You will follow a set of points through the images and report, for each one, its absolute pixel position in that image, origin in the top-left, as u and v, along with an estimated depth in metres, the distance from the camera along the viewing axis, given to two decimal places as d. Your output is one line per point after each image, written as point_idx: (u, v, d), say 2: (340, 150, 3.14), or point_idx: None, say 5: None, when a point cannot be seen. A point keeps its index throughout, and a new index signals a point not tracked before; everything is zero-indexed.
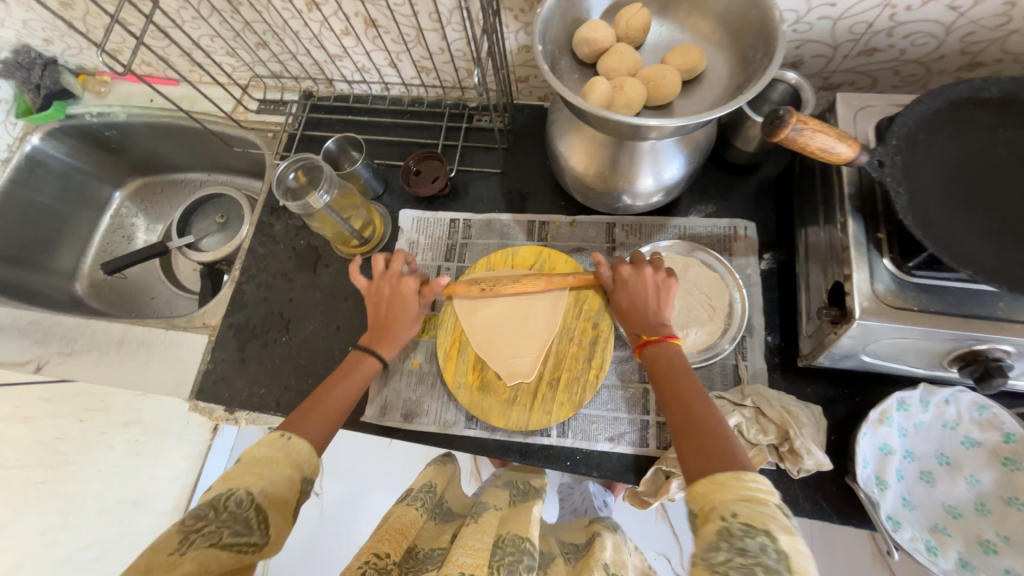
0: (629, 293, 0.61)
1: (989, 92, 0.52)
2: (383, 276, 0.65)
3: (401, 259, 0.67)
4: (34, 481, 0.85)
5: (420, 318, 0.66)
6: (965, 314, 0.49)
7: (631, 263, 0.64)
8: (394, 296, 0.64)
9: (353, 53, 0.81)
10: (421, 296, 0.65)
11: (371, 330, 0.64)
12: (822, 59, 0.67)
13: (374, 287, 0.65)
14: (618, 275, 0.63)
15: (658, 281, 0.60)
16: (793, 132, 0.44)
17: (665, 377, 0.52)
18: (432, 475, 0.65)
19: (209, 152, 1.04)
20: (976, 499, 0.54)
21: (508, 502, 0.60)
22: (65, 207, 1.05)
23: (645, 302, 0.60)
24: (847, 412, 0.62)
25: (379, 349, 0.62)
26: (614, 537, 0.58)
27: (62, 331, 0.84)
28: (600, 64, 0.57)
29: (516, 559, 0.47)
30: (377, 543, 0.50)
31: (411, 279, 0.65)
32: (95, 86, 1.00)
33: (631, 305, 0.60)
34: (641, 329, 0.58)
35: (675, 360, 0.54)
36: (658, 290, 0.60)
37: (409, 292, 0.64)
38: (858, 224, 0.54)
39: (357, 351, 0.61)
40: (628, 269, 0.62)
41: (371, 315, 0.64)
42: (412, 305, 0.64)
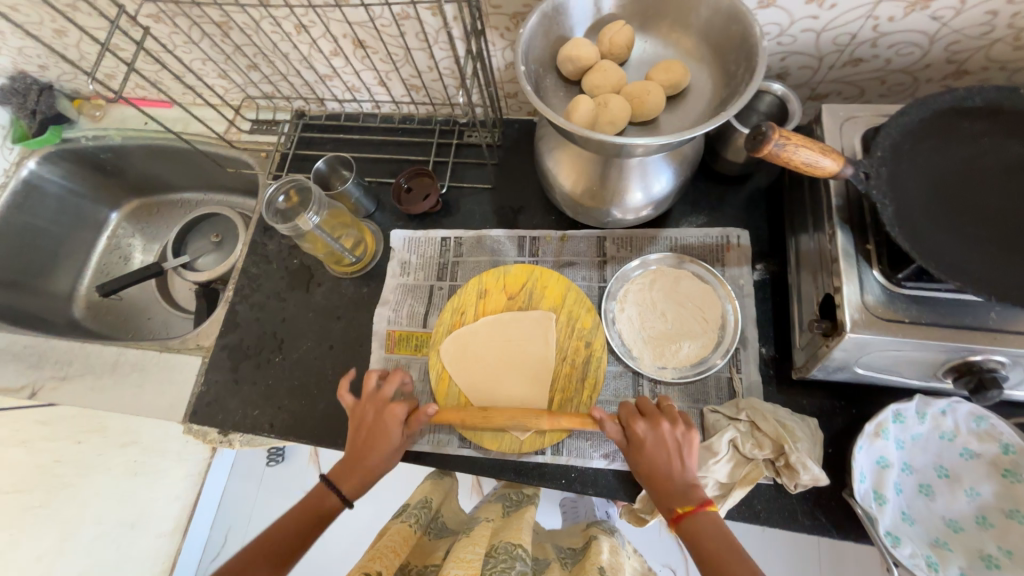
0: (649, 454, 0.53)
1: (974, 101, 0.52)
2: (373, 398, 0.61)
3: (396, 381, 0.62)
4: (31, 505, 0.87)
5: (403, 448, 0.60)
6: (957, 325, 0.49)
7: (642, 414, 0.56)
8: (377, 423, 0.59)
9: (343, 73, 0.82)
10: (404, 424, 0.60)
11: (341, 463, 0.58)
12: (807, 70, 0.67)
13: (356, 412, 0.61)
14: (627, 432, 0.56)
15: (670, 442, 0.53)
16: (776, 148, 0.44)
17: (699, 528, 0.48)
18: (427, 491, 0.65)
19: (204, 172, 1.04)
20: (977, 512, 0.53)
21: (500, 513, 0.62)
22: (61, 230, 1.05)
23: (666, 466, 0.52)
24: (843, 424, 0.61)
25: (345, 486, 0.57)
26: (610, 540, 0.58)
27: (57, 354, 0.84)
28: (584, 82, 0.57)
29: (508, 565, 0.48)
30: (369, 562, 0.49)
31: (399, 405, 0.60)
32: (90, 110, 1.01)
33: (651, 467, 0.53)
34: (671, 487, 0.51)
35: (715, 534, 0.47)
36: (674, 452, 0.53)
37: (395, 422, 0.59)
38: (847, 235, 0.53)
39: (324, 484, 0.56)
40: (642, 424, 0.55)
41: (352, 441, 0.59)
42: (395, 437, 0.59)
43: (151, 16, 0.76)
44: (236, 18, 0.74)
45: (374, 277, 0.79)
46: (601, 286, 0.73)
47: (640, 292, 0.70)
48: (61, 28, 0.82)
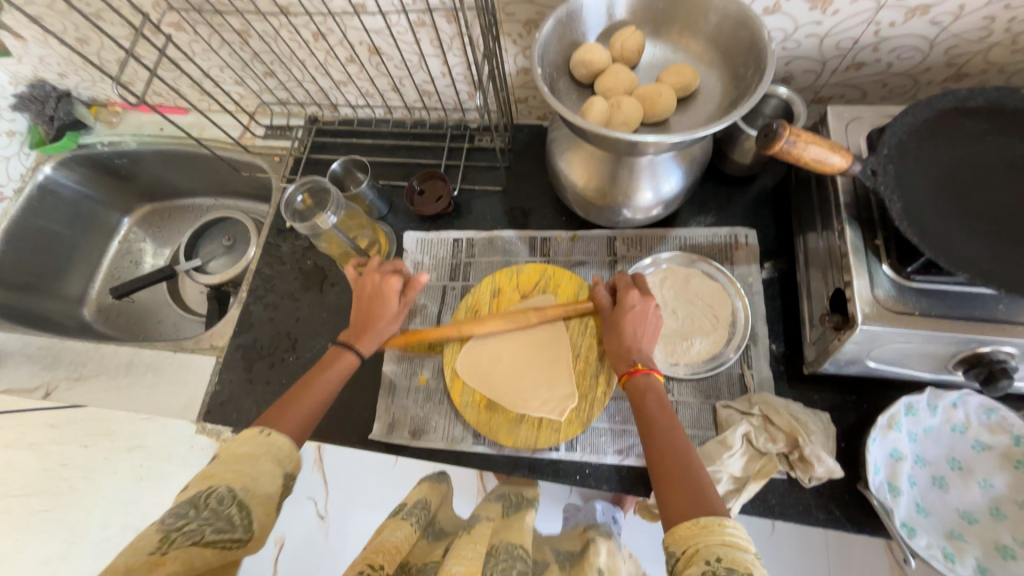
0: (628, 317, 0.59)
1: (975, 101, 0.54)
2: (369, 272, 0.64)
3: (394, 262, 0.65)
4: (38, 509, 0.92)
5: (401, 315, 0.63)
6: (967, 318, 0.50)
7: (635, 285, 0.62)
8: (375, 292, 0.62)
9: (357, 79, 0.84)
10: (402, 295, 0.64)
11: (352, 328, 0.62)
12: (811, 74, 0.69)
13: (357, 282, 0.65)
14: (620, 300, 0.61)
15: (652, 319, 0.59)
16: (787, 144, 0.46)
17: (654, 414, 0.52)
18: (426, 492, 0.64)
19: (217, 177, 1.06)
20: (991, 504, 0.54)
21: (500, 513, 0.59)
22: (75, 234, 1.07)
23: (632, 327, 0.58)
24: (855, 419, 0.62)
25: (357, 344, 0.60)
26: (608, 543, 0.57)
27: (71, 355, 0.84)
28: (597, 85, 0.59)
29: (509, 564, 0.46)
30: (372, 554, 0.50)
31: (398, 278, 0.63)
32: (107, 116, 1.04)
33: (631, 329, 0.58)
34: (625, 358, 0.57)
35: (667, 420, 0.51)
36: (648, 317, 0.59)
37: (391, 291, 0.62)
38: (855, 231, 0.55)
39: (336, 345, 0.60)
40: (635, 293, 0.60)
41: (356, 312, 0.62)
42: (393, 304, 0.62)
43: (173, 24, 0.78)
44: (256, 26, 0.76)
45: None
46: None
47: (651, 291, 0.71)
48: (84, 36, 0.84)
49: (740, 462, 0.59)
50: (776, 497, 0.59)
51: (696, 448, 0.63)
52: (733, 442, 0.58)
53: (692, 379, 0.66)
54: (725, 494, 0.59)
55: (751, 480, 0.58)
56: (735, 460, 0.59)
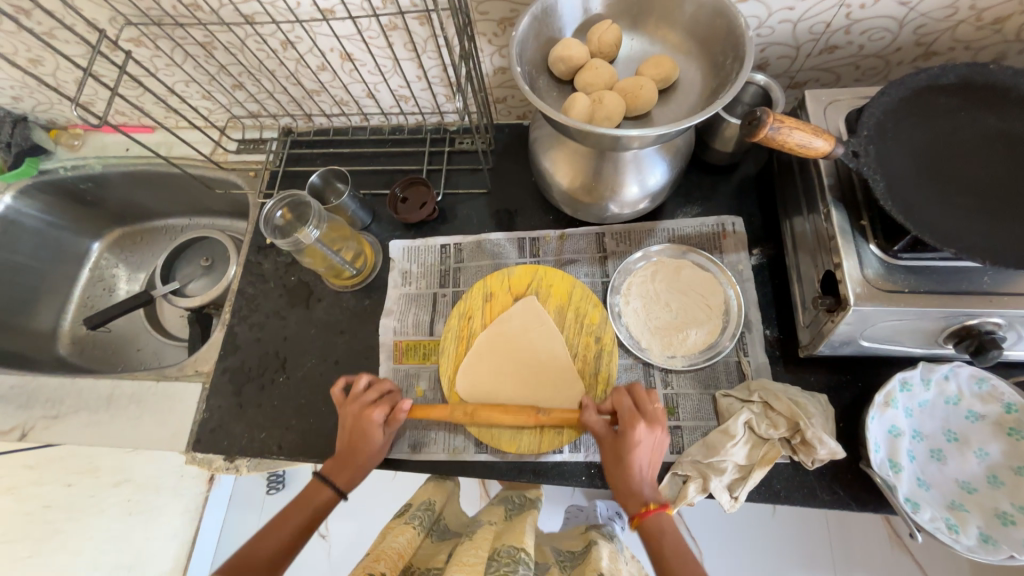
0: (634, 458, 0.55)
1: (947, 79, 0.55)
2: (348, 403, 0.64)
3: (386, 389, 0.65)
4: (20, 556, 0.84)
5: (389, 442, 0.64)
6: (955, 292, 0.50)
7: (640, 414, 0.57)
8: (356, 425, 0.62)
9: (330, 87, 0.82)
10: (385, 425, 0.63)
11: (334, 458, 0.62)
12: (786, 59, 0.70)
13: (342, 410, 0.64)
14: (624, 432, 0.57)
15: (654, 443, 0.56)
16: (770, 132, 0.46)
17: (657, 539, 0.53)
18: (431, 492, 0.63)
19: (190, 196, 1.03)
20: (988, 472, 0.55)
21: (503, 516, 0.59)
22: (42, 265, 1.02)
23: (635, 466, 0.55)
24: (852, 398, 0.62)
25: (338, 479, 0.60)
26: (609, 546, 0.57)
27: (46, 392, 0.80)
28: (577, 80, 0.58)
29: (511, 569, 0.46)
30: (372, 563, 0.49)
31: (378, 410, 0.62)
32: (68, 140, 1.00)
33: (639, 467, 0.55)
34: (635, 498, 0.54)
35: (677, 544, 0.52)
36: (650, 450, 0.56)
37: (375, 424, 0.62)
38: (841, 213, 0.55)
39: (316, 478, 0.60)
40: (641, 426, 0.56)
41: (341, 445, 0.63)
42: (377, 440, 0.62)
43: (132, 40, 0.75)
44: (221, 37, 0.73)
45: (375, 289, 0.79)
46: (604, 281, 0.74)
47: (643, 285, 0.71)
48: (37, 56, 0.80)
49: (744, 450, 0.59)
50: (781, 482, 0.60)
51: (699, 438, 0.63)
52: (735, 431, 0.59)
53: (690, 370, 0.66)
54: (731, 483, 0.59)
55: (755, 467, 0.58)
56: (739, 448, 0.59)
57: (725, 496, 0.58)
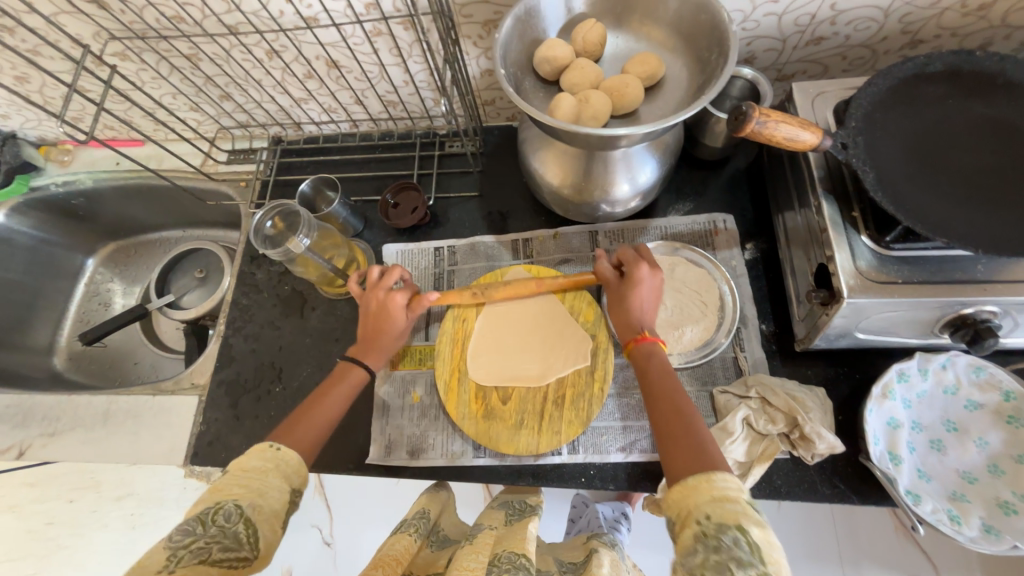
0: (634, 288, 0.58)
1: (934, 67, 0.55)
2: (375, 287, 0.65)
3: (397, 272, 0.67)
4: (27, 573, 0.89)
5: (410, 328, 0.66)
6: (948, 281, 0.50)
7: (642, 258, 0.60)
8: (382, 310, 0.64)
9: (318, 95, 0.82)
10: (408, 309, 0.65)
11: (360, 342, 0.64)
12: (773, 52, 0.70)
13: (363, 297, 0.66)
14: (629, 274, 0.60)
15: (656, 285, 0.59)
16: (757, 125, 0.46)
17: (654, 382, 0.51)
18: (424, 503, 0.62)
19: (182, 208, 1.02)
20: (988, 461, 0.55)
21: (503, 520, 0.58)
22: (36, 282, 1.02)
23: (636, 292, 0.58)
24: (849, 390, 0.62)
25: (368, 360, 0.62)
26: (611, 553, 0.56)
27: (42, 410, 0.80)
28: (563, 81, 0.58)
29: (512, 574, 0.45)
30: (370, 570, 0.48)
31: (401, 293, 0.64)
32: (58, 156, 0.99)
33: (638, 296, 0.58)
34: (632, 327, 0.57)
35: (664, 364, 0.53)
36: (652, 290, 0.59)
37: (398, 305, 0.64)
38: (832, 205, 0.55)
39: (347, 360, 0.61)
40: (645, 267, 0.59)
41: (361, 327, 0.64)
42: (401, 320, 0.64)
43: (117, 54, 0.75)
44: (206, 48, 0.73)
45: None
46: (598, 280, 0.74)
47: None
48: (23, 74, 0.80)
49: (743, 446, 0.59)
50: (781, 478, 0.59)
51: None
52: (734, 427, 0.58)
53: (687, 367, 0.66)
54: None
55: (755, 464, 0.58)
56: (738, 445, 0.58)
57: None
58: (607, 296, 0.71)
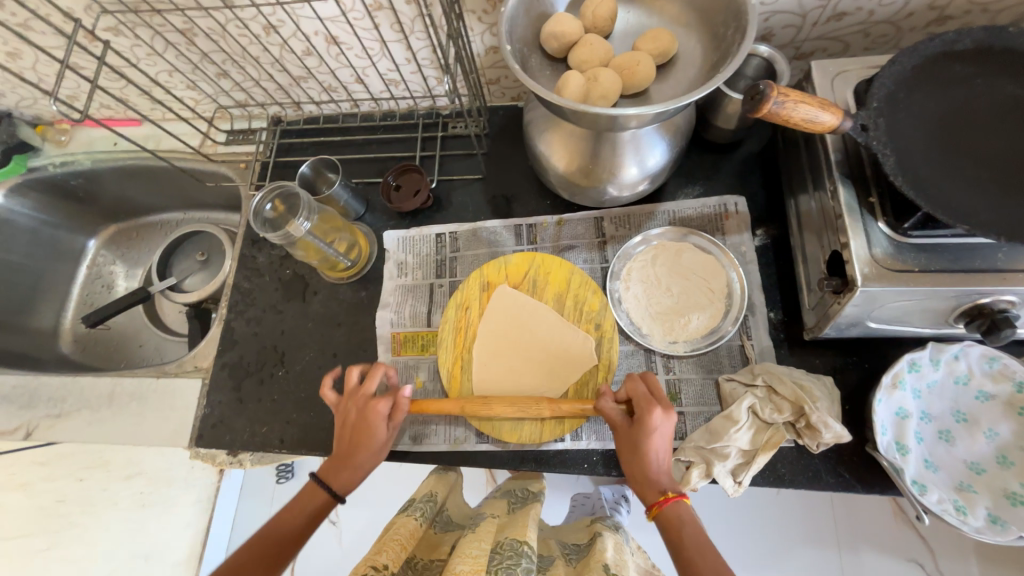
0: (644, 442, 0.52)
1: (963, 44, 0.52)
2: (353, 397, 0.60)
3: (378, 375, 0.60)
4: (38, 548, 0.92)
5: (389, 442, 0.59)
6: (966, 269, 0.49)
7: (650, 399, 0.54)
8: (360, 420, 0.58)
9: (317, 73, 0.79)
10: (389, 419, 0.59)
11: (331, 460, 0.58)
12: (791, 29, 0.67)
13: (340, 409, 0.60)
14: (639, 418, 0.54)
15: (670, 430, 0.53)
16: (774, 106, 0.44)
17: (673, 510, 0.50)
18: (432, 485, 0.62)
19: (182, 189, 1.01)
20: (997, 452, 0.54)
21: (505, 510, 0.59)
22: (38, 264, 1.01)
23: (646, 450, 0.52)
24: (858, 380, 0.61)
25: (335, 483, 0.56)
26: (615, 537, 0.57)
27: (48, 392, 0.81)
28: (571, 58, 0.56)
29: (513, 562, 0.46)
30: (375, 555, 0.49)
31: (381, 400, 0.58)
32: (55, 135, 0.98)
33: (649, 450, 0.52)
34: (651, 487, 0.52)
35: (688, 516, 0.49)
36: (665, 438, 0.53)
37: (379, 417, 0.58)
38: (849, 190, 0.53)
39: (313, 478, 0.56)
40: (658, 412, 0.53)
41: (336, 445, 0.59)
42: (382, 432, 0.58)
43: (109, 29, 0.73)
44: (201, 23, 0.71)
45: (371, 280, 0.77)
46: (603, 266, 0.72)
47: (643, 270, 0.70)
48: (15, 50, 0.78)
49: (748, 435, 0.58)
50: (786, 466, 0.59)
51: (702, 424, 0.62)
52: (739, 416, 0.58)
53: (692, 355, 0.65)
54: (735, 468, 0.58)
55: (759, 452, 0.57)
56: (743, 433, 0.58)
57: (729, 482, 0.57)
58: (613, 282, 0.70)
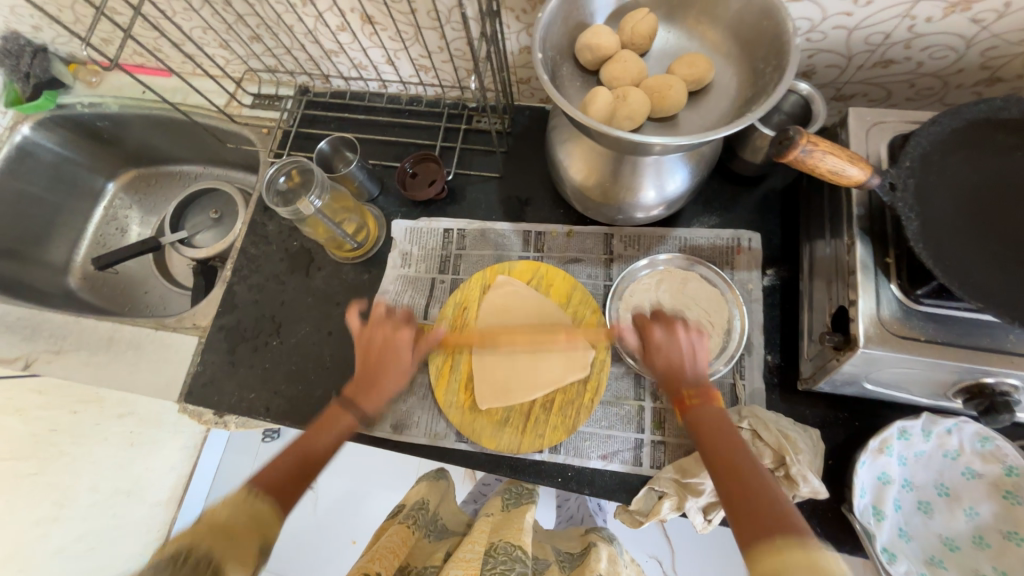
0: (663, 355, 0.53)
1: (1010, 112, 0.50)
2: (378, 324, 0.62)
3: (402, 312, 0.63)
4: (23, 473, 0.87)
5: (413, 364, 0.62)
6: (972, 346, 0.47)
7: (658, 318, 0.55)
8: (385, 344, 0.60)
9: (349, 49, 0.79)
10: (413, 343, 0.62)
11: (356, 381, 0.59)
12: (835, 69, 0.64)
13: (364, 334, 0.62)
14: (643, 334, 0.55)
15: (690, 343, 0.53)
16: (802, 153, 0.42)
17: (703, 431, 0.48)
18: (424, 492, 0.66)
19: (204, 145, 1.02)
20: (974, 532, 0.54)
21: (500, 507, 0.61)
22: (57, 199, 1.03)
23: (682, 363, 0.52)
24: (845, 436, 0.60)
25: (363, 403, 0.57)
26: (609, 549, 0.58)
27: (52, 327, 0.82)
28: (603, 73, 0.54)
29: (507, 567, 0.47)
30: (368, 563, 0.49)
31: (407, 328, 0.62)
32: (86, 76, 0.99)
33: (665, 367, 0.52)
34: (678, 382, 0.52)
35: (719, 419, 0.49)
36: (681, 345, 0.53)
37: (403, 340, 0.61)
38: (866, 247, 0.52)
39: (337, 402, 0.56)
40: (658, 329, 0.54)
41: (359, 368, 0.60)
42: (405, 353, 0.61)
43: None
44: None
45: (374, 264, 0.78)
46: (606, 284, 0.72)
47: (646, 294, 0.69)
48: None
49: None
50: None
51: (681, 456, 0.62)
52: None
53: None
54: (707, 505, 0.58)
55: None
56: None
57: (698, 519, 0.57)
58: (613, 302, 0.69)
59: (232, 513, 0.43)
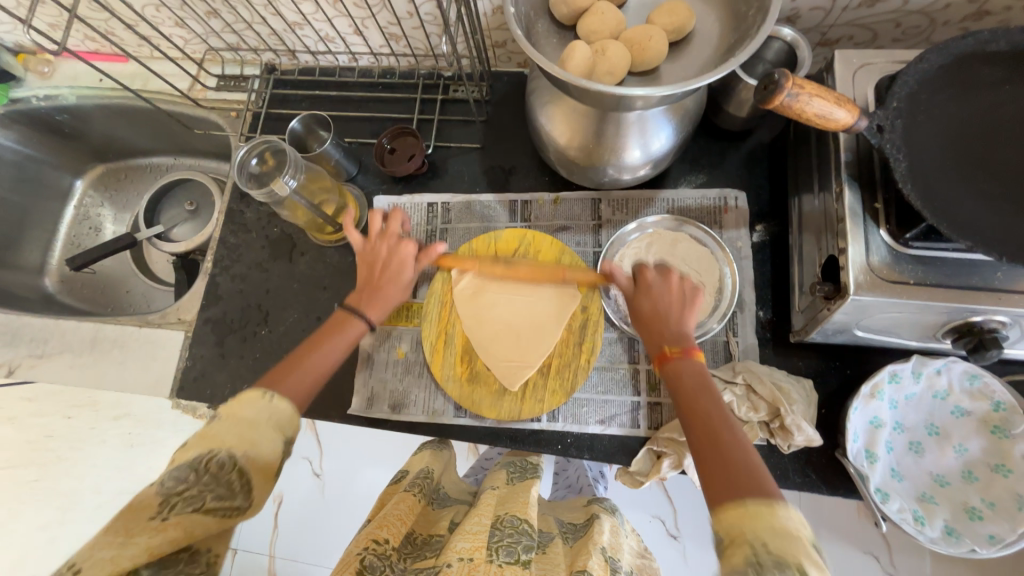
0: (654, 299, 0.52)
1: (997, 45, 0.48)
2: (381, 237, 0.60)
3: (399, 219, 0.61)
4: None
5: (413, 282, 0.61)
6: (962, 286, 0.47)
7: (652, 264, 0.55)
8: (391, 258, 0.59)
9: (314, 20, 0.75)
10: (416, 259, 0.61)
11: (359, 290, 0.58)
12: (820, 12, 0.62)
13: (369, 248, 0.60)
14: (637, 278, 0.54)
15: (673, 289, 0.52)
16: (788, 97, 0.41)
17: (681, 382, 0.45)
18: (429, 461, 0.62)
19: (172, 134, 0.98)
20: (964, 467, 0.55)
21: (505, 481, 0.58)
22: (23, 199, 0.99)
23: (668, 308, 0.51)
24: (837, 385, 0.61)
25: (367, 309, 0.56)
26: (611, 520, 0.59)
27: (33, 332, 0.82)
28: (580, 26, 0.52)
29: (514, 539, 0.47)
30: (376, 530, 0.50)
31: (411, 242, 0.60)
32: (37, 66, 0.95)
33: (651, 307, 0.51)
34: (659, 339, 0.49)
35: (698, 375, 0.46)
36: (668, 292, 0.52)
37: (408, 255, 0.59)
38: (855, 193, 0.51)
39: (345, 309, 0.55)
40: (652, 272, 0.53)
41: (364, 277, 0.58)
42: (410, 270, 0.59)
43: None
44: None
45: None
46: (596, 250, 0.71)
47: (636, 257, 0.68)
48: None
49: None
50: None
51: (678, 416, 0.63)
52: None
53: None
54: None
55: None
56: None
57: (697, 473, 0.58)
58: None
59: (255, 413, 0.39)
